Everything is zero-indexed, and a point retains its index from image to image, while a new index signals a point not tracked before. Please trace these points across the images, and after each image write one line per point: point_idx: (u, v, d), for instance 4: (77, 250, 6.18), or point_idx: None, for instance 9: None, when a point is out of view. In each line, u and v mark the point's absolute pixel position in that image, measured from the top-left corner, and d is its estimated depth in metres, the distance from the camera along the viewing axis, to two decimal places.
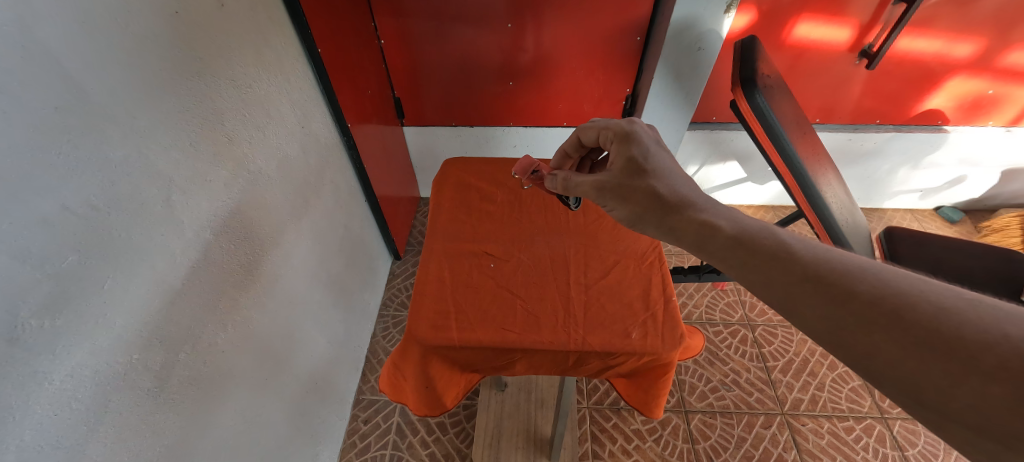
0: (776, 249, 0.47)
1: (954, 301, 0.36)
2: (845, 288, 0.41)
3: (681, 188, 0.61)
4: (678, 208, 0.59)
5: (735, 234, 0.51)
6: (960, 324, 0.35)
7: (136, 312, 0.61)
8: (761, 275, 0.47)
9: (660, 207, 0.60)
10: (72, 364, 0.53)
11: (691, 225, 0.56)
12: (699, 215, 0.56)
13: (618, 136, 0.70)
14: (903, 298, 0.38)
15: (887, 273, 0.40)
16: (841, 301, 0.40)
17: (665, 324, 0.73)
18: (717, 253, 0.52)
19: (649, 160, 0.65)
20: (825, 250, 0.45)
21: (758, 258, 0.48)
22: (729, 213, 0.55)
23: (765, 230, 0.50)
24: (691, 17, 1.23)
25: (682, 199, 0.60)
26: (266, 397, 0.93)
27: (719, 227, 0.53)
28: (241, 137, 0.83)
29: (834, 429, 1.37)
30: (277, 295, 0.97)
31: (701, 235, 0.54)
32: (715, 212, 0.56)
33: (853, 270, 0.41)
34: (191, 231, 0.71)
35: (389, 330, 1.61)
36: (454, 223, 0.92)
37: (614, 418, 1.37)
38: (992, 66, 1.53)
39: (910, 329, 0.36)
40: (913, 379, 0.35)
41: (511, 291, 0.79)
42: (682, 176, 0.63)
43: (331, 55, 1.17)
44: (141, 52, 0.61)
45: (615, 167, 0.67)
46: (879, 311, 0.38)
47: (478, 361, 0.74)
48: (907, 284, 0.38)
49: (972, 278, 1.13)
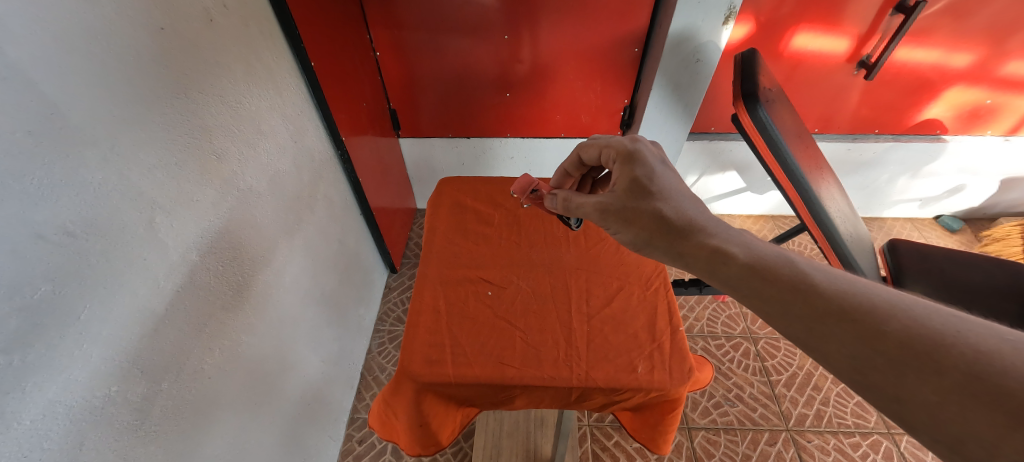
0: (794, 279, 0.45)
1: (995, 345, 0.34)
2: (874, 326, 0.39)
3: (688, 212, 0.59)
4: (686, 234, 0.57)
5: (748, 262, 0.49)
6: (1007, 370, 0.33)
7: (115, 341, 0.58)
8: (775, 304, 0.45)
9: (666, 234, 0.58)
10: (42, 402, 0.50)
11: (702, 252, 0.54)
12: (709, 240, 0.54)
13: (621, 154, 0.68)
14: (938, 340, 0.36)
15: (919, 312, 0.39)
16: (869, 340, 0.38)
17: (673, 357, 0.70)
18: (728, 281, 0.50)
19: (654, 182, 0.63)
20: (847, 281, 0.43)
21: (773, 288, 0.46)
22: (740, 239, 0.53)
23: (781, 258, 0.48)
24: (690, 29, 1.22)
25: (690, 224, 0.57)
26: (256, 424, 0.89)
27: (732, 254, 0.51)
28: (230, 154, 0.81)
29: (840, 445, 1.34)
30: (268, 315, 0.93)
31: (712, 262, 0.52)
32: (726, 238, 0.54)
33: (880, 305, 0.40)
34: (176, 254, 0.68)
35: (385, 346, 1.58)
36: (450, 247, 0.89)
37: (615, 436, 1.34)
38: (990, 76, 1.53)
39: (947, 374, 0.34)
40: (954, 429, 0.33)
41: (510, 321, 0.76)
42: (690, 199, 0.61)
43: (324, 68, 1.15)
44: (124, 70, 0.59)
45: (618, 188, 0.65)
46: (912, 354, 0.36)
47: (476, 397, 0.71)
48: (941, 326, 0.37)
49: (979, 291, 1.11)
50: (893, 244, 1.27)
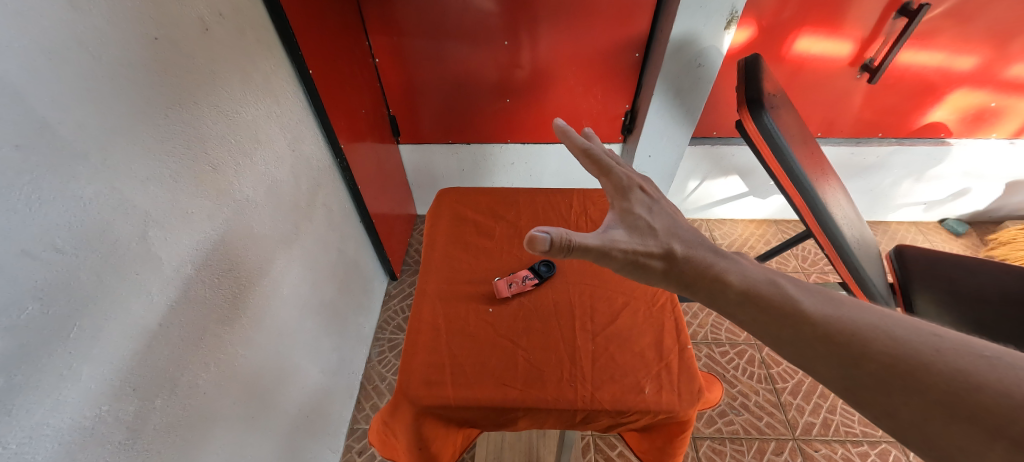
0: (785, 305, 0.47)
1: (972, 361, 0.36)
2: (856, 348, 0.41)
3: (688, 243, 0.58)
4: (689, 264, 0.55)
5: (744, 288, 0.51)
6: (981, 386, 0.34)
7: (106, 359, 0.56)
8: (773, 335, 0.47)
9: (670, 263, 0.56)
10: (30, 425, 0.48)
11: (704, 279, 0.54)
12: (710, 267, 0.54)
13: (611, 183, 0.66)
14: (916, 359, 0.38)
15: (900, 331, 0.41)
16: (855, 363, 0.41)
17: (680, 377, 0.69)
18: (727, 308, 0.51)
19: (651, 213, 0.62)
20: (833, 305, 0.45)
21: (767, 316, 0.48)
22: (737, 266, 0.54)
23: (773, 286, 0.50)
24: (691, 33, 1.21)
25: (692, 254, 0.56)
26: (253, 439, 0.87)
27: (728, 280, 0.52)
28: (226, 164, 0.79)
29: (848, 454, 1.32)
30: (265, 327, 0.92)
31: (712, 289, 0.53)
32: (726, 264, 0.54)
33: (864, 328, 0.42)
34: (170, 268, 0.66)
35: (385, 354, 1.56)
36: (450, 259, 0.88)
37: (619, 446, 1.32)
38: (994, 79, 1.52)
39: (928, 392, 0.36)
40: (936, 440, 0.36)
41: (511, 338, 0.75)
42: (686, 228, 0.61)
43: (322, 75, 1.14)
44: (115, 80, 0.57)
45: (616, 218, 0.61)
46: (894, 373, 0.38)
47: (479, 419, 0.69)
48: (920, 345, 0.39)
49: (989, 297, 1.09)
50: (899, 251, 1.26)
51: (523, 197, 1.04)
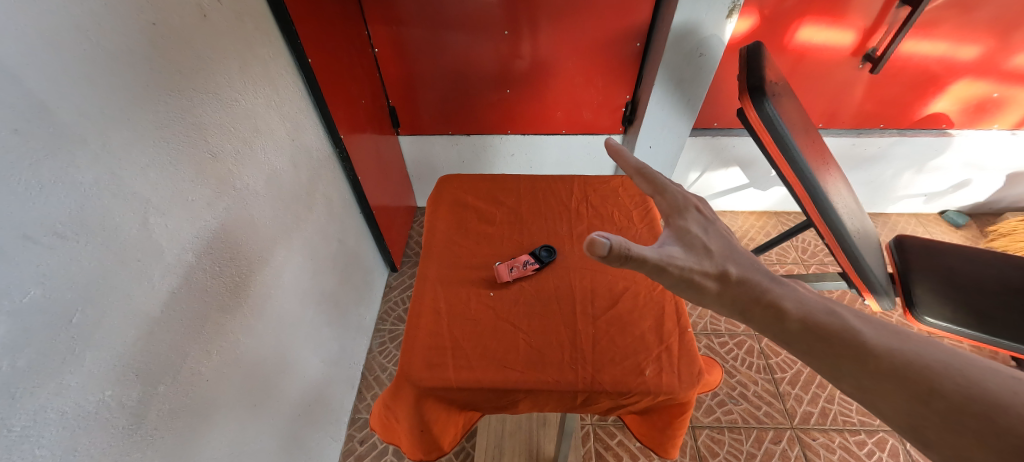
0: (847, 337, 0.44)
1: None
2: (926, 386, 0.39)
3: (744, 265, 0.54)
4: (744, 287, 0.51)
5: (803, 316, 0.47)
6: None
7: (109, 344, 0.57)
8: (832, 368, 0.44)
9: (723, 285, 0.52)
10: (33, 409, 0.48)
11: (759, 304, 0.50)
12: (765, 291, 0.50)
13: (666, 202, 0.62)
14: (996, 402, 0.35)
15: (977, 372, 0.38)
16: (924, 401, 0.38)
17: (681, 360, 0.69)
18: (782, 336, 0.48)
19: (706, 232, 0.57)
20: (901, 338, 0.43)
21: (827, 345, 0.44)
22: (795, 293, 0.50)
23: (835, 316, 0.46)
24: (692, 22, 1.21)
25: (749, 278, 0.52)
26: (255, 426, 0.88)
27: (785, 307, 0.48)
28: (226, 152, 0.79)
29: (845, 443, 1.33)
30: (267, 316, 0.92)
31: (766, 315, 0.49)
32: (783, 290, 0.50)
33: (935, 366, 0.39)
34: (171, 255, 0.66)
35: (386, 345, 1.57)
36: (451, 246, 0.88)
37: (620, 435, 1.33)
38: (997, 69, 1.51)
39: (1009, 438, 0.33)
40: None
41: (511, 321, 0.75)
42: (743, 251, 0.56)
43: (321, 64, 1.13)
44: (113, 65, 0.57)
45: (669, 233, 0.57)
46: (967, 416, 0.36)
47: (480, 402, 0.69)
48: (1001, 387, 0.36)
49: (987, 287, 1.10)
50: (899, 241, 1.25)
51: (524, 184, 1.04)
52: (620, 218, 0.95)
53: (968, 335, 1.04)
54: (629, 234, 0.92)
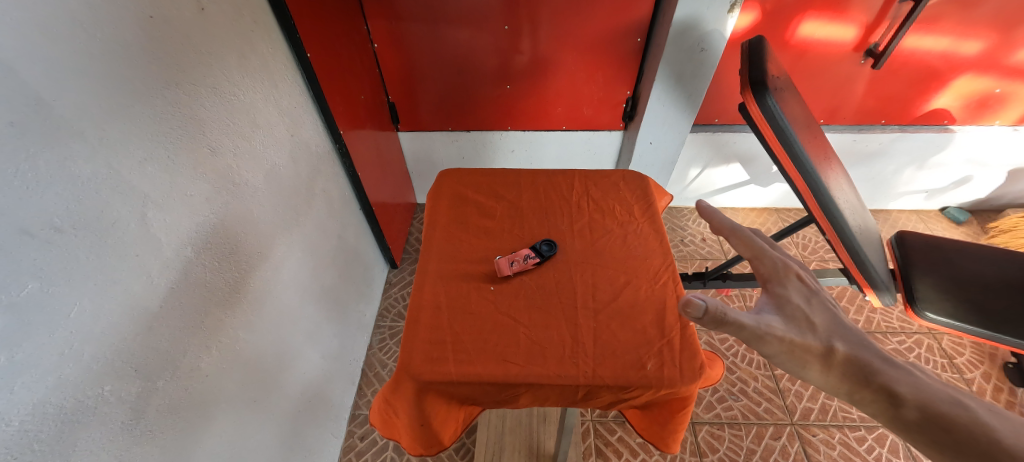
0: (970, 426, 0.43)
1: None
2: None
3: (851, 341, 0.54)
4: (852, 365, 0.51)
5: (917, 403, 0.47)
6: None
7: (108, 339, 0.56)
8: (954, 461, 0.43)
9: (829, 361, 0.52)
10: (32, 403, 0.48)
11: (869, 386, 0.49)
12: (875, 373, 0.50)
13: (765, 268, 0.62)
14: None
15: None
16: None
17: (683, 354, 0.69)
18: (896, 423, 0.47)
19: (809, 303, 0.57)
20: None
21: (947, 438, 0.44)
22: (909, 375, 0.49)
23: (958, 406, 0.45)
24: (693, 16, 1.20)
25: (856, 356, 0.52)
26: (256, 422, 0.88)
27: (899, 391, 0.48)
28: (224, 146, 0.78)
29: (845, 439, 1.33)
30: (266, 312, 0.92)
31: (880, 398, 0.49)
32: (895, 373, 0.50)
33: None
34: (170, 250, 0.66)
35: (386, 341, 1.57)
36: (450, 240, 0.88)
37: (620, 432, 1.33)
38: (999, 64, 1.50)
39: None
40: None
41: (512, 315, 0.75)
42: (849, 326, 0.56)
43: (320, 59, 1.12)
44: (110, 58, 0.56)
45: (769, 302, 0.58)
46: None
47: (481, 396, 0.69)
48: None
49: (988, 283, 1.09)
50: (900, 237, 1.25)
51: (524, 179, 1.03)
52: (621, 213, 0.95)
53: (968, 331, 1.04)
54: (630, 229, 0.91)
